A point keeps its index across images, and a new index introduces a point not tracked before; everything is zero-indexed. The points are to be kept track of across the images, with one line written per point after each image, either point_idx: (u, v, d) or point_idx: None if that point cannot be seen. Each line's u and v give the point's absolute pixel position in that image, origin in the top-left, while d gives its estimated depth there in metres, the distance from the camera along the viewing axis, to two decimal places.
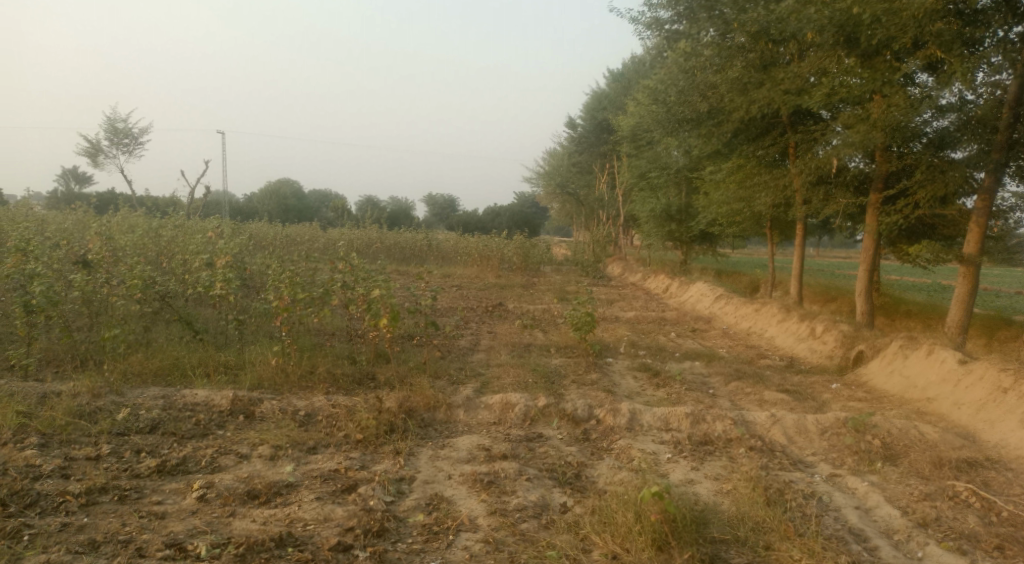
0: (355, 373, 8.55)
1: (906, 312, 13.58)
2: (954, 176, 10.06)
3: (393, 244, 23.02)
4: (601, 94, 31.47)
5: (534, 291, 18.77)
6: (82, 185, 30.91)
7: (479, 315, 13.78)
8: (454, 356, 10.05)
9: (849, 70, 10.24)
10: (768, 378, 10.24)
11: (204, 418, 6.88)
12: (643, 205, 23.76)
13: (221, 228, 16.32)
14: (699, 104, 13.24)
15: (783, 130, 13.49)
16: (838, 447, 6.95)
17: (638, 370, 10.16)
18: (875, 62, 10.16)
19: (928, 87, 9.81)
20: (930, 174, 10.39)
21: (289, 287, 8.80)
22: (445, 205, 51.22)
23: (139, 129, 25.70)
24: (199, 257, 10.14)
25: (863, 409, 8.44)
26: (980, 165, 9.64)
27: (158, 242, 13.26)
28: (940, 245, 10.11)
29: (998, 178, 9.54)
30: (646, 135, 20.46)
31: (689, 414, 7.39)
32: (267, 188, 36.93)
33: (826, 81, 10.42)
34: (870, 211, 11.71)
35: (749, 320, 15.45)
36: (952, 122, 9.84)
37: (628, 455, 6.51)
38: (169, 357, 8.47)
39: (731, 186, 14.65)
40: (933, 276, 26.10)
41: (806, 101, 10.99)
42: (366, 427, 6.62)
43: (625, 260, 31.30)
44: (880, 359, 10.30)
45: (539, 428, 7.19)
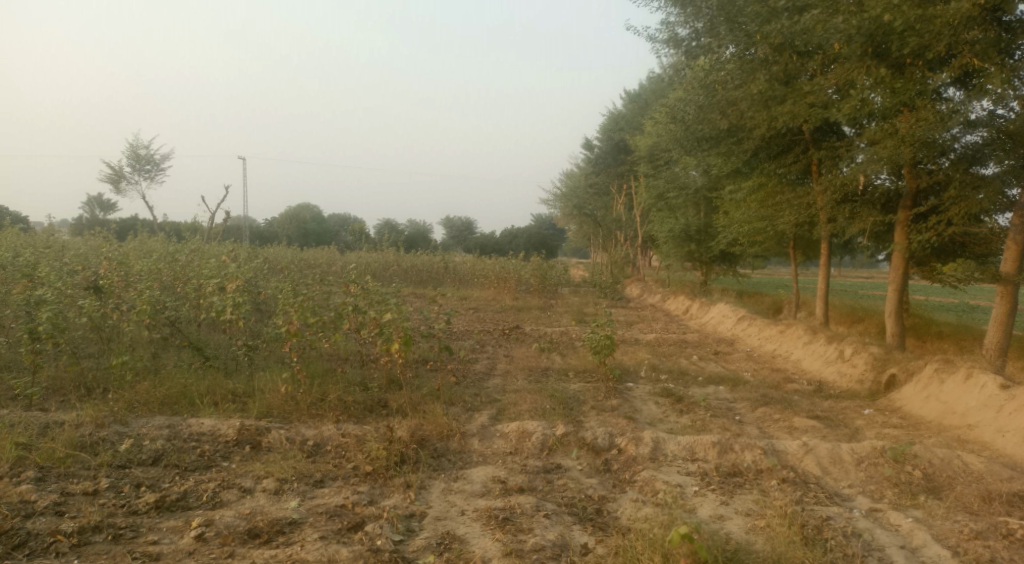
0: (367, 400, 8.26)
1: (937, 332, 13.11)
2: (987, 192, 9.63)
3: (409, 267, 22.82)
4: (618, 114, 31.26)
5: (552, 313, 18.44)
6: (105, 212, 31.12)
7: (495, 338, 13.49)
8: (470, 382, 9.74)
9: (879, 81, 9.92)
10: (797, 403, 9.81)
11: (209, 449, 6.61)
12: (662, 226, 23.43)
13: (237, 252, 16.19)
14: (719, 121, 12.92)
15: (805, 146, 13.15)
16: (876, 478, 6.55)
17: (660, 396, 9.78)
18: (905, 72, 9.90)
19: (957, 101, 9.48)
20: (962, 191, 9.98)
21: (299, 312, 8.54)
22: (462, 228, 51.11)
23: (160, 155, 25.83)
24: (211, 281, 9.93)
25: (900, 437, 8.02)
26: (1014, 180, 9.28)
27: (171, 266, 13.11)
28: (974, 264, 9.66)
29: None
30: (665, 154, 20.18)
31: (716, 443, 7.02)
32: (288, 212, 37.04)
33: (854, 94, 10.08)
34: (899, 229, 11.31)
35: (773, 341, 15.02)
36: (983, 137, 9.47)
37: (652, 488, 6.16)
38: (176, 385, 8.22)
39: (752, 205, 14.24)
40: (962, 295, 25.47)
41: (832, 114, 10.64)
42: (375, 458, 6.30)
43: (644, 281, 30.92)
44: (914, 383, 9.86)
45: (557, 458, 6.85)
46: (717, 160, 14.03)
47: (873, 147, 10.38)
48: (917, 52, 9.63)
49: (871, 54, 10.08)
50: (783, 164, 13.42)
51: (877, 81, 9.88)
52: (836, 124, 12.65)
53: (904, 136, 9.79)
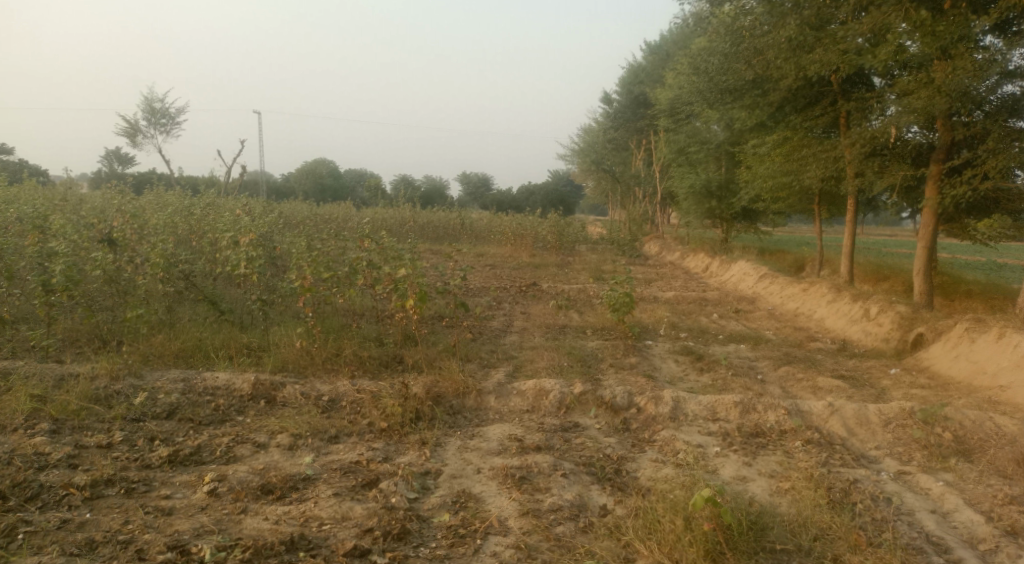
0: (383, 355, 8.17)
1: (966, 291, 12.79)
2: None
3: (426, 223, 22.63)
4: (638, 67, 30.50)
5: (569, 270, 18.22)
6: (123, 166, 31.05)
7: (512, 295, 13.32)
8: (486, 338, 9.61)
9: (917, 26, 9.46)
10: (820, 363, 9.61)
11: (224, 404, 6.53)
12: (682, 182, 22.96)
13: (252, 206, 16.04)
14: (745, 72, 12.45)
15: (834, 99, 12.68)
16: (904, 441, 6.37)
17: (680, 354, 9.59)
18: (945, 15, 9.45)
19: (996, 50, 9.12)
20: (998, 145, 9.60)
21: (312, 266, 8.39)
22: (479, 185, 50.70)
23: (175, 108, 25.63)
24: (225, 235, 9.79)
25: (929, 398, 7.81)
26: None
27: (187, 221, 13.00)
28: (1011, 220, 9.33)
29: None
30: (687, 108, 19.66)
31: (738, 403, 6.85)
32: (305, 167, 36.80)
33: (891, 39, 9.63)
34: (930, 184, 10.89)
35: (796, 300, 14.74)
36: None
37: (673, 448, 6.02)
38: (191, 338, 8.14)
39: (776, 160, 13.85)
40: (988, 255, 24.96)
41: (867, 61, 10.16)
42: (390, 415, 6.19)
43: (662, 239, 30.54)
44: (943, 343, 9.59)
45: (575, 417, 6.71)
46: (742, 113, 13.56)
47: (907, 98, 9.97)
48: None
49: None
50: (810, 118, 12.95)
51: (916, 24, 9.40)
52: (865, 74, 12.19)
53: (940, 85, 9.38)
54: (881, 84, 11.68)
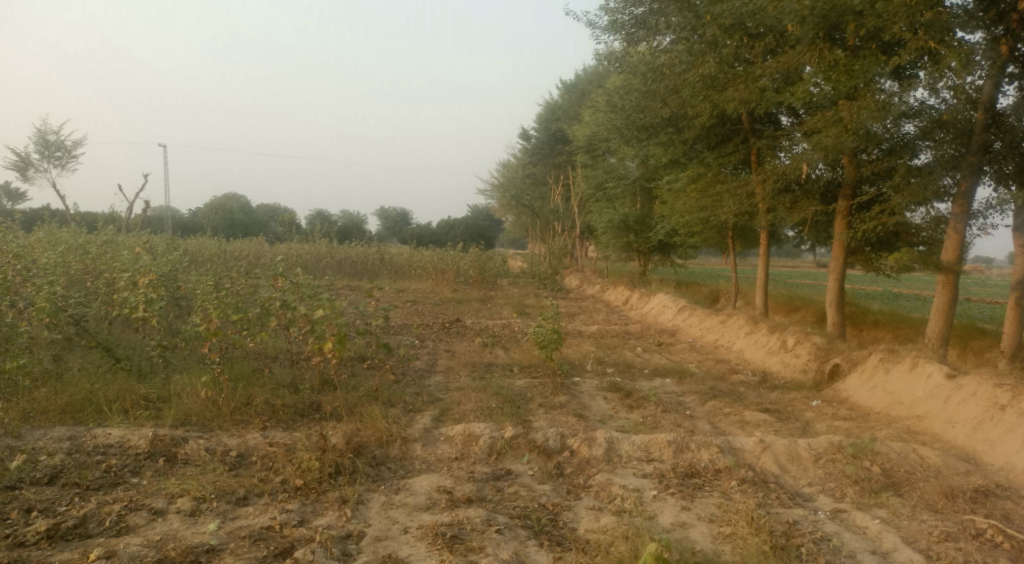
0: (298, 403, 7.63)
1: (875, 321, 13.21)
2: (926, 182, 9.42)
3: (343, 258, 21.98)
4: (555, 104, 30.86)
5: (492, 305, 17.96)
6: (12, 202, 29.05)
7: (436, 332, 12.94)
8: (410, 380, 9.18)
9: (829, 66, 9.76)
10: (745, 396, 9.62)
11: (117, 464, 5.88)
12: (601, 216, 23.17)
13: (154, 243, 15.11)
14: (662, 110, 12.62)
15: (745, 136, 12.99)
16: (835, 476, 6.32)
17: (608, 390, 9.42)
18: (860, 54, 9.68)
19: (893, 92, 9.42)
20: (901, 181, 9.82)
21: (219, 309, 7.79)
22: (398, 219, 50.13)
23: (71, 140, 24.20)
24: (122, 275, 9.05)
25: (853, 430, 7.85)
26: (954, 168, 9.13)
27: (81, 260, 12.07)
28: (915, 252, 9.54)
29: (976, 181, 9.15)
30: (605, 143, 19.90)
31: (671, 442, 6.68)
32: (214, 202, 35.39)
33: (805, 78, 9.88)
34: (839, 219, 11.22)
35: (715, 332, 14.92)
36: (917, 127, 9.44)
37: (609, 493, 5.76)
38: (81, 390, 7.40)
39: (692, 195, 14.09)
40: (886, 284, 26.27)
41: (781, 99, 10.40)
42: (307, 470, 5.69)
43: (582, 272, 30.77)
44: (860, 373, 9.78)
45: (506, 464, 6.37)
46: (659, 149, 13.73)
47: (817, 135, 10.25)
48: (873, 33, 9.51)
49: (826, 32, 9.91)
50: (724, 154, 13.22)
51: (831, 64, 9.73)
52: (772, 113, 12.53)
53: (849, 122, 9.63)
54: (788, 123, 12.03)
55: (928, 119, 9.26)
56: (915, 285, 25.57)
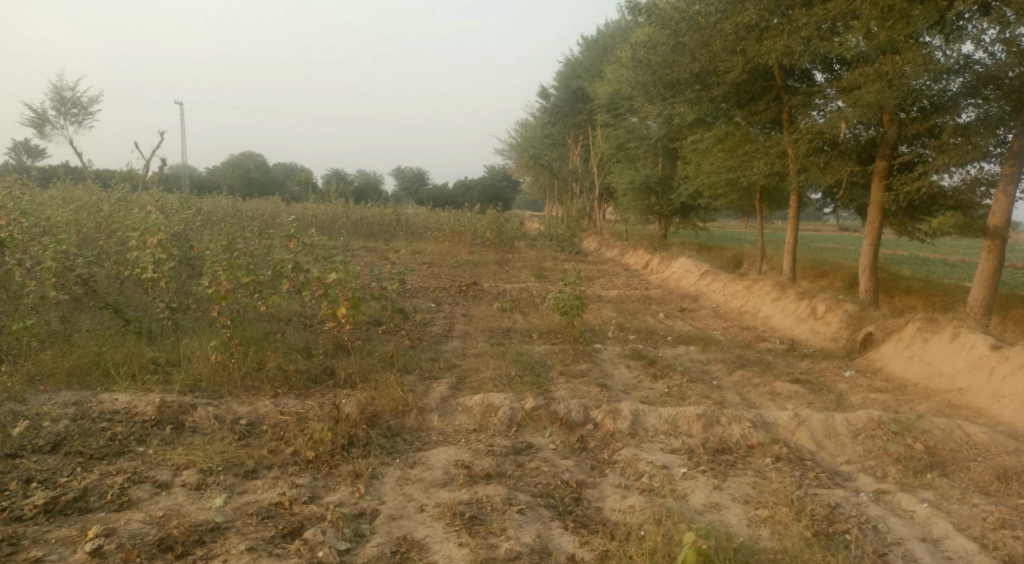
0: (311, 369, 7.36)
1: (907, 288, 12.72)
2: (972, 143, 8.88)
3: (359, 219, 21.67)
4: (575, 61, 30.12)
5: (510, 268, 17.61)
6: (32, 158, 28.93)
7: (452, 296, 12.65)
8: (427, 345, 8.90)
9: (883, 13, 8.90)
10: (774, 365, 9.25)
11: (122, 432, 5.65)
12: (621, 177, 22.60)
13: (168, 202, 14.84)
14: (691, 65, 12.06)
15: (777, 94, 12.36)
16: (875, 453, 5.97)
17: (631, 359, 9.09)
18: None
19: (938, 46, 8.85)
20: (945, 141, 9.15)
21: (228, 271, 7.48)
22: (414, 180, 49.61)
23: (87, 97, 23.90)
24: (133, 234, 8.77)
25: (891, 404, 7.49)
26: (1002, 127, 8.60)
27: (94, 217, 11.84)
28: (958, 216, 9.06)
29: None
30: (628, 101, 19.31)
31: (701, 415, 6.34)
32: (231, 161, 35.12)
33: (859, 24, 9.04)
34: (876, 181, 10.70)
35: (739, 298, 14.49)
36: (961, 83, 8.89)
37: (635, 470, 5.47)
38: (88, 353, 7.16)
39: (719, 156, 13.55)
40: (910, 249, 25.67)
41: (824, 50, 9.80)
42: (318, 441, 5.42)
43: (600, 235, 30.28)
44: (895, 343, 9.35)
45: (527, 437, 6.08)
46: (686, 108, 13.18)
47: (858, 91, 9.68)
48: None
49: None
50: (754, 112, 12.60)
51: (884, 10, 8.86)
52: (808, 69, 11.93)
53: (896, 75, 9.13)
54: (823, 79, 11.44)
55: (972, 75, 8.67)
56: (940, 250, 24.94)
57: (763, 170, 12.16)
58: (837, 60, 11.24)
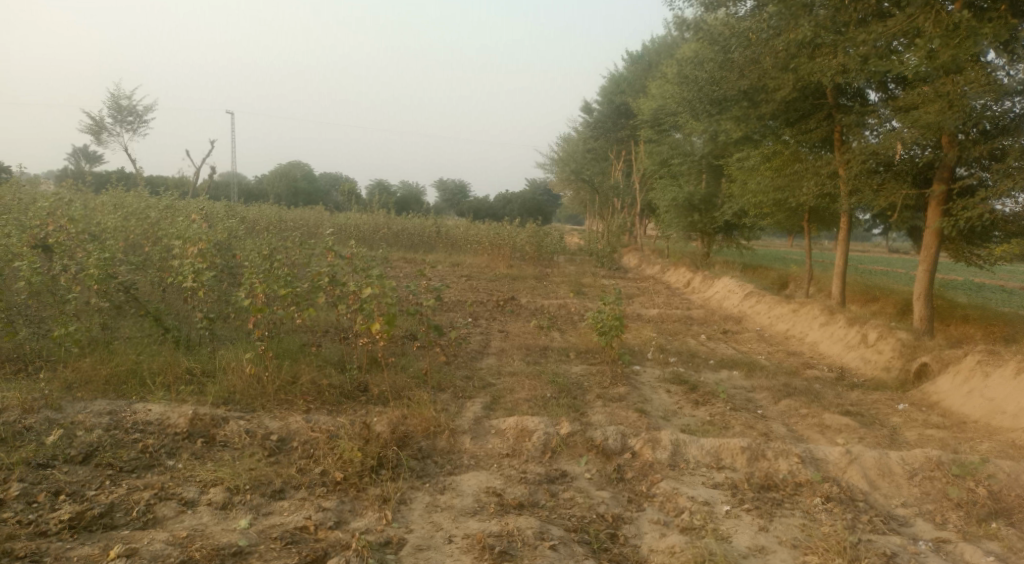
0: (345, 384, 7.24)
1: (964, 316, 12.17)
2: None
3: (400, 230, 21.72)
4: (620, 76, 29.92)
5: (549, 283, 17.39)
6: (90, 164, 29.71)
7: (489, 310, 12.50)
8: (462, 362, 8.75)
9: (948, 30, 8.53)
10: (823, 395, 8.87)
11: (153, 444, 5.59)
12: (663, 194, 22.26)
13: (213, 209, 14.99)
14: (740, 82, 11.76)
15: (829, 112, 11.97)
16: (933, 497, 5.62)
17: (671, 383, 8.79)
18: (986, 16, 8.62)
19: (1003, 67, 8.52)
20: (1010, 164, 8.76)
21: (265, 283, 7.42)
22: (456, 191, 49.72)
23: (142, 105, 24.46)
24: (175, 243, 8.80)
25: (948, 442, 7.09)
26: None
27: (140, 223, 11.98)
28: None
29: None
30: (673, 118, 19.02)
31: (745, 448, 6.04)
32: (279, 170, 35.63)
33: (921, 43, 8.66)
34: (934, 204, 10.23)
35: (785, 321, 14.05)
36: None
37: (675, 505, 5.23)
38: (125, 361, 7.15)
39: (767, 174, 13.18)
40: (964, 273, 24.69)
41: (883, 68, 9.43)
42: (348, 462, 5.30)
43: (641, 251, 29.87)
44: (952, 376, 8.89)
45: (562, 464, 5.86)
46: (733, 125, 12.87)
47: (917, 111, 9.29)
48: None
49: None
50: (805, 131, 12.22)
51: (950, 28, 8.50)
52: (862, 88, 11.54)
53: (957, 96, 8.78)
54: (877, 98, 11.06)
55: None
56: (998, 275, 24.00)
57: (813, 190, 11.77)
58: (892, 79, 10.86)
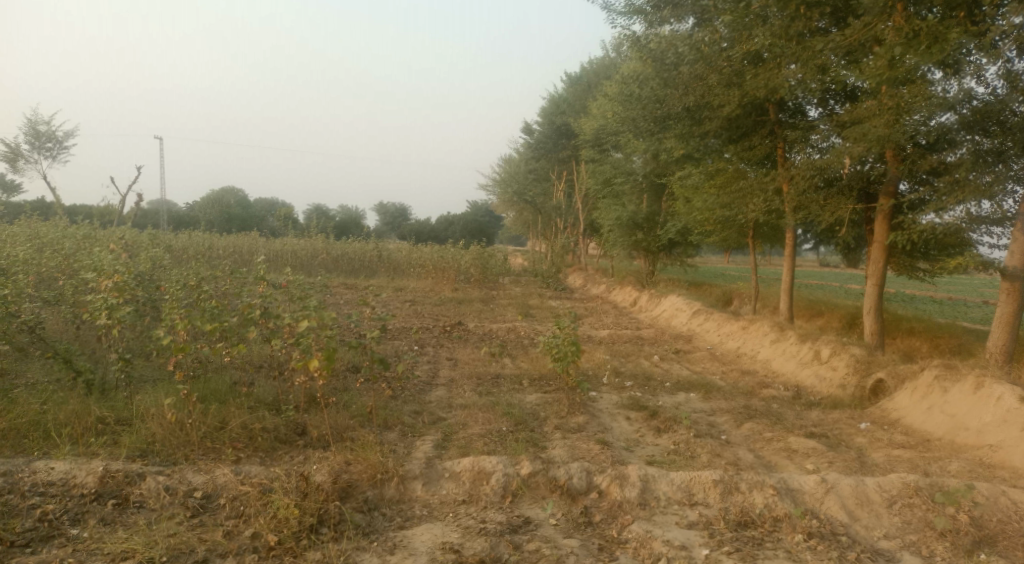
0: (281, 427, 6.57)
1: (910, 328, 12.19)
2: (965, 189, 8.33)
3: (340, 255, 21.02)
4: (559, 97, 29.99)
5: (495, 306, 16.91)
6: (7, 194, 27.99)
7: (436, 336, 11.97)
8: (408, 396, 8.16)
9: (907, 38, 8.34)
10: (785, 416, 8.58)
11: (55, 510, 4.86)
12: (606, 213, 22.13)
13: (136, 239, 14.06)
14: (684, 98, 11.62)
15: (770, 129, 11.87)
16: (915, 526, 5.33)
17: (630, 410, 8.36)
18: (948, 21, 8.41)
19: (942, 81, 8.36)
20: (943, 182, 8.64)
21: (187, 319, 6.66)
22: (397, 214, 49.08)
23: (63, 132, 23.20)
24: (88, 275, 7.98)
25: (918, 463, 6.86)
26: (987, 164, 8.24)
27: (53, 255, 11.04)
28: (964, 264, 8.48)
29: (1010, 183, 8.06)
30: (613, 137, 18.95)
31: (718, 482, 5.62)
32: (211, 196, 34.36)
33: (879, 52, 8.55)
34: (881, 220, 10.11)
35: (736, 338, 13.88)
36: (949, 121, 8.37)
37: (648, 553, 4.82)
38: (28, 413, 6.34)
39: (712, 192, 13.02)
40: (896, 285, 25.31)
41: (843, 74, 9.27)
42: (283, 521, 4.73)
43: (585, 270, 29.69)
44: (910, 391, 8.72)
45: (523, 509, 5.35)
46: (675, 143, 12.66)
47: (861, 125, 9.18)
48: None
49: None
50: (747, 148, 12.10)
51: (909, 36, 8.36)
52: (802, 104, 11.50)
53: (902, 109, 8.68)
54: (818, 114, 11.00)
55: (970, 111, 8.18)
56: (929, 287, 24.61)
57: (760, 206, 11.60)
58: (833, 95, 10.83)
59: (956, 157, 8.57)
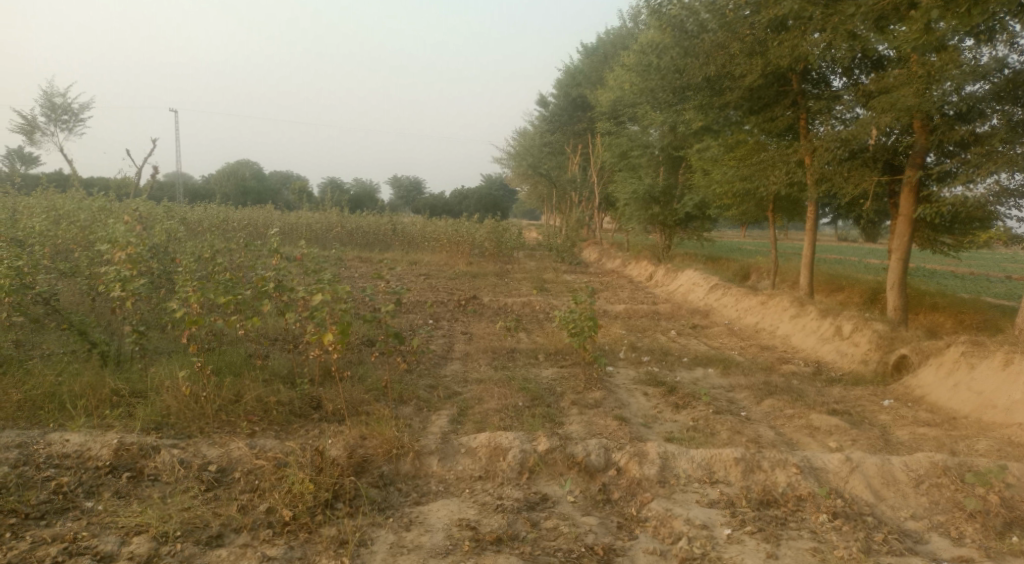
0: (295, 402, 6.50)
1: (933, 304, 11.94)
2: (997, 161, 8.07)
3: (354, 228, 20.91)
4: (575, 68, 29.55)
5: (510, 280, 16.77)
6: (25, 166, 28.08)
7: (451, 311, 11.86)
8: (423, 370, 8.07)
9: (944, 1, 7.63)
10: (805, 393, 8.43)
11: (69, 483, 4.82)
12: (622, 187, 21.87)
13: (150, 211, 13.99)
14: (705, 68, 11.31)
15: (794, 100, 11.48)
16: (943, 507, 5.19)
17: (648, 385, 8.23)
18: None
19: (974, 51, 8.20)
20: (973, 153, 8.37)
21: (201, 292, 6.55)
22: (411, 188, 48.89)
23: (79, 104, 23.14)
24: (101, 247, 7.90)
25: (944, 441, 6.69)
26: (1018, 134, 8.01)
27: (69, 228, 11.00)
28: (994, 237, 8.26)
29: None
30: (630, 110, 18.63)
31: (739, 459, 5.50)
32: (227, 170, 34.32)
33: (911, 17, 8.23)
34: (906, 194, 9.82)
35: (754, 313, 13.68)
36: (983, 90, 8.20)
37: (669, 532, 4.72)
38: (42, 385, 6.30)
39: (733, 164, 12.75)
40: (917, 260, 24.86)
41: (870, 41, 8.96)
42: (297, 496, 4.67)
43: (600, 245, 29.44)
44: (935, 368, 8.53)
45: (541, 486, 5.26)
46: (695, 115, 12.40)
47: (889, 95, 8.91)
48: None
49: None
50: (769, 120, 11.76)
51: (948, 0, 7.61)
52: (827, 74, 11.17)
53: (933, 78, 8.44)
54: (843, 85, 10.69)
55: (1001, 80, 8.04)
56: (950, 261, 24.14)
57: (782, 179, 11.34)
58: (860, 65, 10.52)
59: (986, 128, 8.42)
